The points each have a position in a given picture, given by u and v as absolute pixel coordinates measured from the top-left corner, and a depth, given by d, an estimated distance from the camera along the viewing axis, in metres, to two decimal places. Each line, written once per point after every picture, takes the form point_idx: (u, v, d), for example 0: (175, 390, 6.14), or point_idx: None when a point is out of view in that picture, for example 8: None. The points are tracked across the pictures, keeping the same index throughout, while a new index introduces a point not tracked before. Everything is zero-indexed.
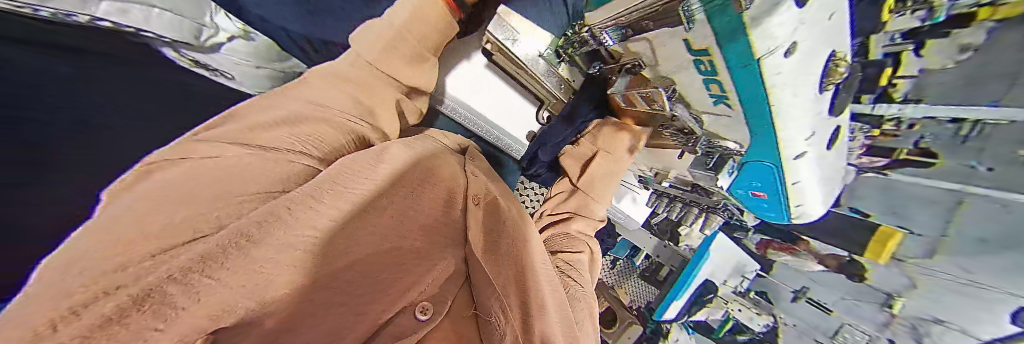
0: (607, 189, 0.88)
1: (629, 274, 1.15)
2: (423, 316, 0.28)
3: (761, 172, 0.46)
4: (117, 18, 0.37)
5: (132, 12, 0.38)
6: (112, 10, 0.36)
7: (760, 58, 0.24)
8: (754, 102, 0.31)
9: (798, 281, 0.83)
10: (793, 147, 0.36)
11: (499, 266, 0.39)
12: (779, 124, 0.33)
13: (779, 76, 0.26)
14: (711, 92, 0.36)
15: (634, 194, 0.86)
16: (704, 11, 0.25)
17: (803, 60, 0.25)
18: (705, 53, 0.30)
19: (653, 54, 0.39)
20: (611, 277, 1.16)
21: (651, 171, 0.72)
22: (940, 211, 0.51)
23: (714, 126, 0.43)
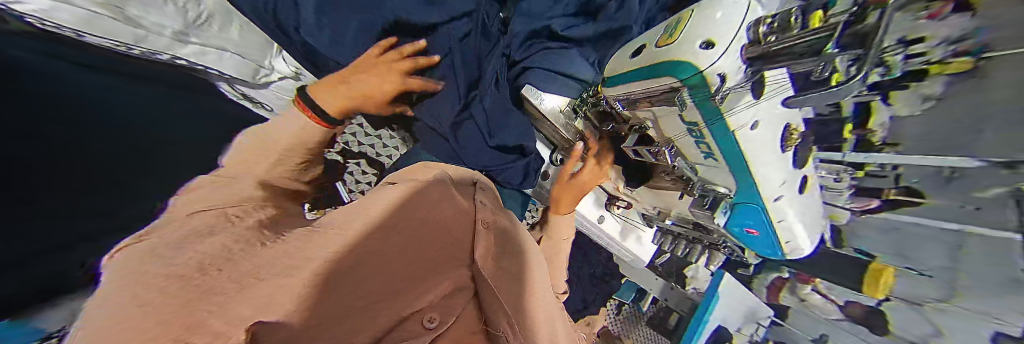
0: (613, 225, 0.89)
1: (636, 324, 0.98)
2: (429, 324, 0.29)
3: (750, 215, 0.49)
4: (199, 59, 0.50)
5: (209, 55, 0.51)
6: (195, 51, 0.49)
7: (735, 130, 0.37)
8: (734, 156, 0.41)
9: (818, 329, 0.57)
10: (772, 190, 0.43)
11: (510, 283, 0.42)
12: (756, 173, 0.41)
13: (752, 140, 0.38)
14: (701, 150, 0.45)
15: (639, 232, 0.92)
16: (693, 100, 0.37)
17: (765, 131, 0.37)
18: (696, 125, 0.41)
19: (656, 120, 0.48)
20: (616, 323, 1.01)
21: (654, 209, 0.78)
22: (947, 252, 0.38)
23: (708, 173, 0.50)
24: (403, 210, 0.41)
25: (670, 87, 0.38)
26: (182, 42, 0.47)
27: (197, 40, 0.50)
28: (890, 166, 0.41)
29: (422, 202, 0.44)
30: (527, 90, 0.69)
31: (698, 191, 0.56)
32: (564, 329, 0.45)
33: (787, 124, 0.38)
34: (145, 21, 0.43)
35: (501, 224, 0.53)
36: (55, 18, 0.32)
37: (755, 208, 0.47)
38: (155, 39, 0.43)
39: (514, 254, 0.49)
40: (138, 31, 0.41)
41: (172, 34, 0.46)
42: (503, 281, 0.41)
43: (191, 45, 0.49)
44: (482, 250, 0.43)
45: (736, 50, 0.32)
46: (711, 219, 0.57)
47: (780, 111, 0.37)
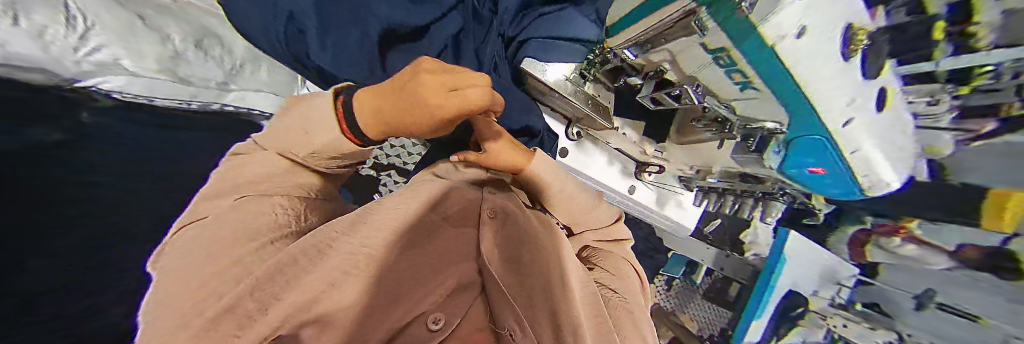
0: (647, 195, 0.82)
1: (689, 298, 0.91)
2: (434, 326, 0.34)
3: (819, 151, 0.47)
4: (240, 103, 0.57)
5: (245, 98, 0.58)
6: (235, 98, 0.57)
7: (774, 43, 0.34)
8: (778, 78, 0.39)
9: (921, 283, 0.51)
10: (829, 102, 0.40)
11: (516, 273, 0.37)
12: (808, 90, 0.39)
13: (794, 51, 0.34)
14: (734, 80, 0.46)
15: (676, 196, 0.84)
16: (716, 21, 0.37)
17: (814, 39, 0.33)
18: (723, 50, 0.41)
19: (673, 59, 0.50)
20: (669, 300, 0.95)
21: (692, 168, 0.75)
22: None
23: (747, 108, 0.51)
24: (354, 219, 0.31)
25: (683, 13, 0.39)
26: (225, 90, 0.55)
27: (236, 86, 0.58)
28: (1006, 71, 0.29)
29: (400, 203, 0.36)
30: (526, 64, 0.63)
31: (743, 131, 0.56)
32: (603, 305, 0.35)
33: (849, 25, 0.32)
34: (195, 78, 0.51)
35: (510, 205, 0.45)
36: (125, 89, 0.39)
37: (816, 131, 0.45)
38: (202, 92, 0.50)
39: (522, 241, 0.40)
40: (189, 87, 0.49)
41: (217, 85, 0.54)
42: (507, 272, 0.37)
43: (232, 92, 0.57)
44: (484, 247, 0.39)
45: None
46: (761, 163, 0.58)
47: (839, 7, 0.31)
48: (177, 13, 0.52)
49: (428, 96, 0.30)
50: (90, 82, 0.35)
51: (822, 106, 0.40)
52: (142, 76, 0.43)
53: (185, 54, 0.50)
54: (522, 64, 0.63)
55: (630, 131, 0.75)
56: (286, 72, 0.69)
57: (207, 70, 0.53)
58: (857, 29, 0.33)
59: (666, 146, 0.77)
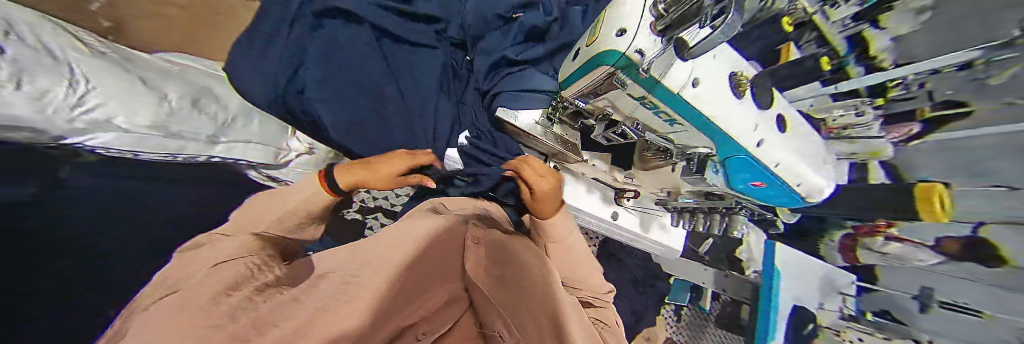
0: (631, 219, 0.82)
1: (702, 327, 0.86)
2: (421, 336, 0.32)
3: (744, 169, 0.42)
4: (228, 154, 0.62)
5: (235, 150, 0.63)
6: (225, 149, 0.61)
7: (677, 92, 0.32)
8: (702, 121, 0.35)
9: (915, 284, 0.55)
10: (747, 137, 0.37)
11: (508, 291, 0.41)
12: (722, 126, 0.36)
13: (701, 99, 0.33)
14: (663, 118, 0.40)
15: (658, 218, 0.84)
16: (630, 78, 0.34)
17: (710, 87, 0.33)
18: (645, 99, 0.36)
19: (614, 106, 0.45)
20: (681, 334, 0.88)
21: (663, 191, 0.74)
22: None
23: (683, 141, 0.45)
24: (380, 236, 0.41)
25: (606, 75, 0.35)
26: (213, 144, 0.58)
27: (226, 139, 0.61)
28: (919, 84, 0.42)
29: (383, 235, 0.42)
30: (503, 113, 0.64)
31: (682, 158, 0.51)
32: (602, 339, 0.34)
33: (733, 73, 0.34)
34: (189, 133, 0.53)
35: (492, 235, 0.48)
36: (110, 145, 0.41)
37: (746, 163, 0.40)
38: (192, 146, 0.54)
39: (507, 262, 0.45)
40: (178, 142, 0.51)
41: (208, 139, 0.57)
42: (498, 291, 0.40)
43: (221, 144, 0.60)
44: (470, 265, 0.43)
45: (648, 26, 0.30)
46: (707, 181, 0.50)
47: (720, 63, 0.34)
48: (176, 76, 0.56)
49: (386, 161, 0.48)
50: (76, 140, 0.37)
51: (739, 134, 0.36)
52: (132, 132, 0.45)
53: (179, 111, 0.53)
54: (499, 113, 0.65)
55: (599, 161, 0.70)
56: (277, 123, 0.72)
57: (201, 125, 0.56)
58: (734, 73, 0.35)
59: (633, 172, 0.73)
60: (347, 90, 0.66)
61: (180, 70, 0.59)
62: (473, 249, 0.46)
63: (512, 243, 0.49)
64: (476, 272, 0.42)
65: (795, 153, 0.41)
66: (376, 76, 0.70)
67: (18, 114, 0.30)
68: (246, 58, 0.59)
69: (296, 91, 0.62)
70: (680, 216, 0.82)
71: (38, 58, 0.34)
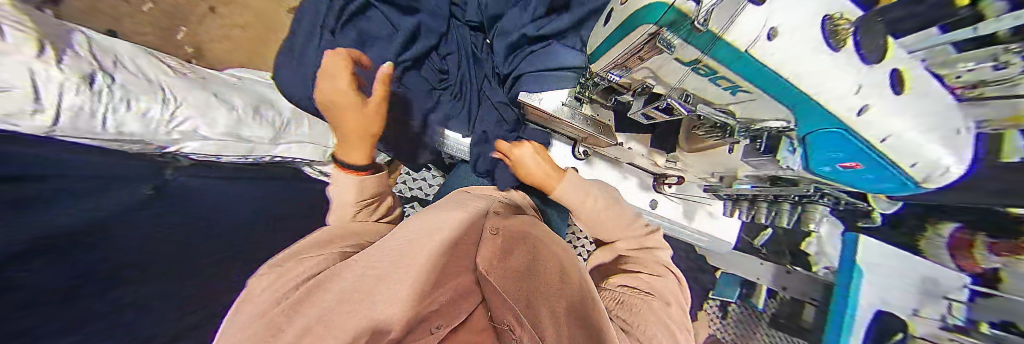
0: (672, 209, 0.78)
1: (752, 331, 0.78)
2: (437, 329, 0.31)
3: (830, 146, 0.35)
4: (293, 152, 0.75)
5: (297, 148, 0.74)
6: (290, 147, 0.73)
7: (746, 50, 0.25)
8: (778, 87, 0.28)
9: None
10: (843, 105, 0.28)
11: (522, 279, 0.35)
12: (807, 92, 0.27)
13: (778, 56, 0.24)
14: (722, 86, 0.34)
15: (704, 206, 0.77)
16: (678, 37, 0.30)
17: (798, 40, 0.23)
18: (699, 62, 0.31)
19: (655, 75, 0.41)
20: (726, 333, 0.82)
21: (715, 175, 0.67)
22: None
23: (747, 111, 0.38)
24: (415, 238, 0.39)
25: (648, 35, 0.33)
26: (274, 143, 0.70)
27: (285, 140, 0.72)
28: None
29: (417, 233, 0.40)
30: (526, 96, 0.61)
31: (746, 132, 0.46)
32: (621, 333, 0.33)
33: (826, 18, 0.23)
34: (255, 137, 0.65)
35: (507, 226, 0.45)
36: (196, 150, 0.57)
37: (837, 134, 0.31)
38: (259, 147, 0.67)
39: (523, 249, 0.40)
40: (246, 147, 0.65)
41: (269, 141, 0.69)
42: (511, 277, 0.34)
43: (281, 145, 0.71)
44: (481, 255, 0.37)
45: None
46: (778, 164, 0.47)
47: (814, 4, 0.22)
48: (243, 87, 0.69)
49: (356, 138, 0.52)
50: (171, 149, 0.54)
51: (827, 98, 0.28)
52: (211, 138, 0.59)
53: (245, 118, 0.64)
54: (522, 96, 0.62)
55: (635, 143, 0.69)
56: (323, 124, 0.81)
57: (261, 130, 0.67)
58: (835, 25, 0.23)
59: (678, 155, 0.69)
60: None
61: (240, 81, 0.71)
62: (489, 239, 0.42)
63: (535, 233, 0.47)
64: (489, 263, 0.35)
65: (919, 123, 0.29)
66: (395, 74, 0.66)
67: (127, 130, 0.46)
68: (288, 64, 0.64)
69: None
70: (735, 205, 0.75)
71: (138, 81, 0.51)
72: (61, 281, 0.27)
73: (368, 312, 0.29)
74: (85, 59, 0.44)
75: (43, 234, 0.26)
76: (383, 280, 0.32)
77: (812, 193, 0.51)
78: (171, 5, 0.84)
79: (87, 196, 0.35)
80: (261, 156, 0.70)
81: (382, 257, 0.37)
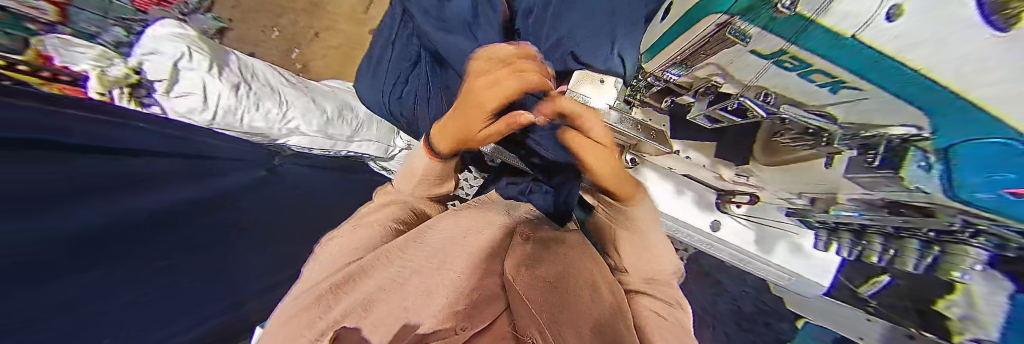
0: (739, 231, 0.67)
1: None
2: (461, 331, 0.26)
3: (988, 160, 0.22)
4: (362, 149, 0.86)
5: (365, 146, 0.86)
6: (361, 145, 0.85)
7: (853, 34, 0.21)
8: (890, 75, 0.22)
9: None
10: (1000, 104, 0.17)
11: (550, 292, 0.32)
12: (940, 77, 0.19)
13: (903, 39, 0.19)
14: (818, 82, 0.30)
15: (788, 236, 0.63)
16: (755, 26, 0.28)
17: (922, 26, 0.17)
18: (785, 52, 0.29)
19: (724, 71, 0.39)
20: None
21: (797, 195, 0.57)
22: None
23: (856, 113, 0.31)
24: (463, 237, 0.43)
25: (717, 26, 0.31)
26: (348, 142, 0.82)
27: (358, 138, 0.83)
28: None
29: (452, 232, 0.44)
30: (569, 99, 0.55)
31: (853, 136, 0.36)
32: None
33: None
34: (336, 134, 0.78)
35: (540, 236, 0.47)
36: (297, 144, 0.74)
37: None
38: (338, 144, 0.80)
39: (553, 263, 0.39)
40: (330, 142, 0.78)
41: (345, 139, 0.81)
42: (533, 291, 0.31)
43: (355, 142, 0.83)
44: (510, 265, 0.36)
45: None
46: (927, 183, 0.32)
47: None
48: (338, 94, 0.85)
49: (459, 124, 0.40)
50: (281, 141, 0.72)
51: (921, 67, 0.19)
52: (307, 135, 0.73)
53: (332, 119, 0.77)
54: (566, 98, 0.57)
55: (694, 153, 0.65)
56: (387, 125, 0.89)
57: (343, 128, 0.79)
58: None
59: (752, 169, 0.60)
60: (418, 95, 0.71)
61: (334, 90, 0.87)
62: (518, 246, 0.42)
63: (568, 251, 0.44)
64: (515, 271, 0.35)
65: None
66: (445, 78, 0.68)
67: (252, 124, 0.65)
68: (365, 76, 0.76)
69: (397, 98, 0.74)
70: (833, 235, 0.58)
71: (264, 90, 0.70)
72: (172, 250, 0.44)
73: (400, 301, 0.31)
74: (235, 74, 0.66)
75: (119, 213, 0.38)
76: (418, 275, 0.35)
77: (963, 231, 0.35)
78: (291, 34, 1.11)
79: (159, 183, 0.45)
80: (340, 152, 0.84)
81: (421, 250, 0.40)
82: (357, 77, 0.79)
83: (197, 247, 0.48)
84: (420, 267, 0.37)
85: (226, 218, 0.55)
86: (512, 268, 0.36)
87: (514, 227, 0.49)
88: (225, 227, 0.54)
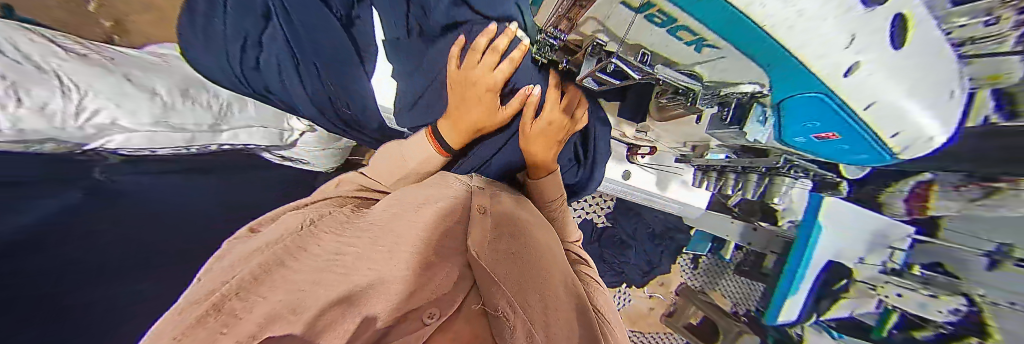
0: (645, 178, 0.68)
1: (719, 273, 0.96)
2: (429, 320, 0.22)
3: (806, 112, 0.23)
4: (240, 140, 0.60)
5: (242, 135, 0.60)
6: (232, 136, 0.59)
7: (763, 25, 0.13)
8: (767, 59, 0.17)
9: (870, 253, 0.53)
10: (836, 80, 0.17)
11: (516, 266, 0.27)
12: (799, 54, 0.15)
13: (791, 23, 0.12)
14: (686, 41, 0.21)
15: (678, 176, 0.68)
16: None
17: (835, 14, 0.11)
18: (653, 5, 0.17)
19: (609, 29, 0.25)
20: (697, 280, 1.02)
21: (687, 145, 0.56)
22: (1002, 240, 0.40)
23: (717, 74, 0.25)
24: (415, 211, 0.32)
25: None
26: (218, 132, 0.57)
27: (229, 126, 0.58)
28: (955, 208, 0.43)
29: (399, 202, 0.34)
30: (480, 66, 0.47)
31: (707, 101, 0.31)
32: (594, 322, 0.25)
33: (898, 17, 0.13)
34: (190, 126, 0.52)
35: (500, 203, 0.37)
36: (125, 145, 0.46)
37: (841, 128, 0.23)
38: (203, 136, 0.55)
39: (517, 230, 0.33)
40: (183, 135, 0.52)
41: (210, 128, 0.55)
42: (504, 266, 0.26)
43: (226, 132, 0.58)
44: (472, 237, 0.28)
45: None
46: (744, 137, 0.35)
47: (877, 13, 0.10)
48: (160, 68, 0.51)
49: (457, 111, 0.45)
50: (92, 145, 0.43)
51: (837, 75, 0.16)
52: (140, 131, 0.47)
53: (178, 105, 0.50)
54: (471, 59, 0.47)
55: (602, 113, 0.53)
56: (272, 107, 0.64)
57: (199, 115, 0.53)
58: (893, 154, 0.25)
59: (649, 125, 0.53)
60: (283, 63, 0.54)
61: (165, 61, 0.54)
62: (479, 218, 0.31)
63: (523, 216, 0.37)
64: (480, 245, 0.27)
65: (915, 107, 0.18)
66: (312, 25, 0.50)
67: (28, 129, 0.34)
68: (191, 23, 0.50)
69: (253, 66, 0.54)
70: (705, 174, 0.67)
71: (21, 69, 0.34)
72: None
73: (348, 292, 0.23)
74: None
75: None
76: (362, 259, 0.24)
77: (782, 165, 0.46)
78: None
79: None
80: (211, 146, 0.58)
81: (365, 234, 0.28)
82: (183, 40, 0.51)
83: (14, 323, 0.25)
84: (365, 253, 0.25)
85: (35, 279, 0.29)
86: (478, 239, 0.28)
87: (473, 200, 0.36)
88: (67, 293, 0.31)
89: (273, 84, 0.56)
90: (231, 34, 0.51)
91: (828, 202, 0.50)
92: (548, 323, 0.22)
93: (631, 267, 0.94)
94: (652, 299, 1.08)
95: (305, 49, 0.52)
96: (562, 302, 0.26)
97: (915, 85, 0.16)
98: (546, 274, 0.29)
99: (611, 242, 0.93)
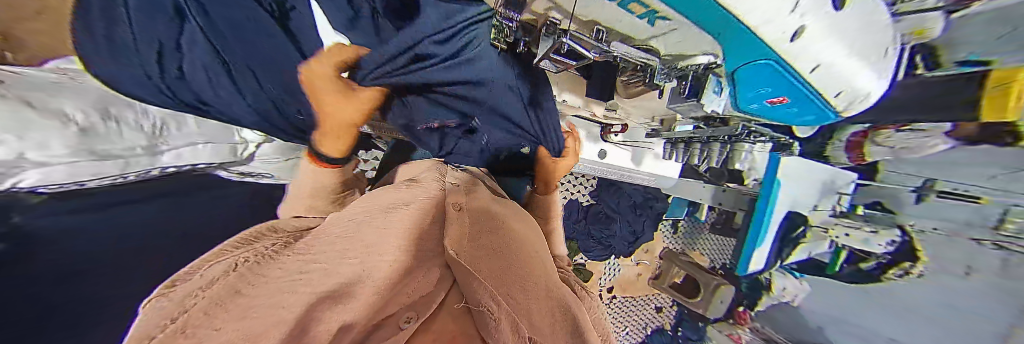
0: (621, 155, 0.70)
1: (699, 234, 1.04)
2: (407, 324, 0.18)
3: (756, 83, 0.24)
4: (176, 162, 0.44)
5: (185, 153, 0.45)
6: (173, 156, 0.44)
7: None
8: (714, 28, 0.18)
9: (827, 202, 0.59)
10: (777, 42, 0.18)
11: (497, 257, 0.26)
12: (744, 18, 0.16)
13: None
14: (638, 14, 0.22)
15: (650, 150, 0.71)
16: None
17: None
18: None
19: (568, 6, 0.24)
20: (677, 243, 1.07)
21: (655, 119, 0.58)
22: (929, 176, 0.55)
23: (675, 47, 0.26)
24: (382, 217, 0.28)
25: None
26: (157, 154, 0.41)
27: (169, 145, 0.43)
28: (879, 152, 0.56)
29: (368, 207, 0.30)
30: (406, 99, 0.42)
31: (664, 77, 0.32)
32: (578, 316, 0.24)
33: None
34: (117, 151, 0.36)
35: (477, 201, 0.35)
36: (47, 181, 0.30)
37: (790, 92, 0.24)
38: (133, 162, 0.39)
39: (498, 229, 0.31)
40: (113, 162, 0.36)
41: (144, 150, 0.40)
42: (486, 258, 0.25)
43: (165, 154, 0.42)
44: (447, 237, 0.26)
45: None
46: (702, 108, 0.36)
47: None
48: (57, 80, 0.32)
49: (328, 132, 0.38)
50: None
51: (779, 36, 0.17)
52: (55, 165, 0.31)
53: (91, 130, 0.34)
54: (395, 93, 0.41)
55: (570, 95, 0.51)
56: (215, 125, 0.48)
57: (125, 137, 0.38)
58: (838, 112, 0.27)
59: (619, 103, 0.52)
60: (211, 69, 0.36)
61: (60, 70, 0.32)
62: (457, 216, 0.30)
63: (498, 210, 0.36)
64: (454, 243, 0.25)
65: (847, 55, 0.20)
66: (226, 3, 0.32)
67: None
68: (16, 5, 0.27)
69: (177, 75, 0.36)
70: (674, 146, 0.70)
71: None
72: None
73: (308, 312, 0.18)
74: None
75: None
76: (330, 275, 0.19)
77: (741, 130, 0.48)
78: None
79: None
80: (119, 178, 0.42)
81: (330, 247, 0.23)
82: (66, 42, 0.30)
83: None
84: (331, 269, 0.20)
85: None
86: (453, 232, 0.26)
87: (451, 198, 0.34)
88: None
89: (206, 95, 0.38)
90: (137, 38, 0.31)
91: (784, 160, 0.54)
92: (528, 312, 0.22)
93: (617, 239, 0.98)
94: (640, 266, 1.10)
95: (235, 54, 0.35)
96: (536, 287, 0.26)
97: (840, 32, 0.18)
98: (529, 261, 0.29)
99: (596, 218, 0.96)
